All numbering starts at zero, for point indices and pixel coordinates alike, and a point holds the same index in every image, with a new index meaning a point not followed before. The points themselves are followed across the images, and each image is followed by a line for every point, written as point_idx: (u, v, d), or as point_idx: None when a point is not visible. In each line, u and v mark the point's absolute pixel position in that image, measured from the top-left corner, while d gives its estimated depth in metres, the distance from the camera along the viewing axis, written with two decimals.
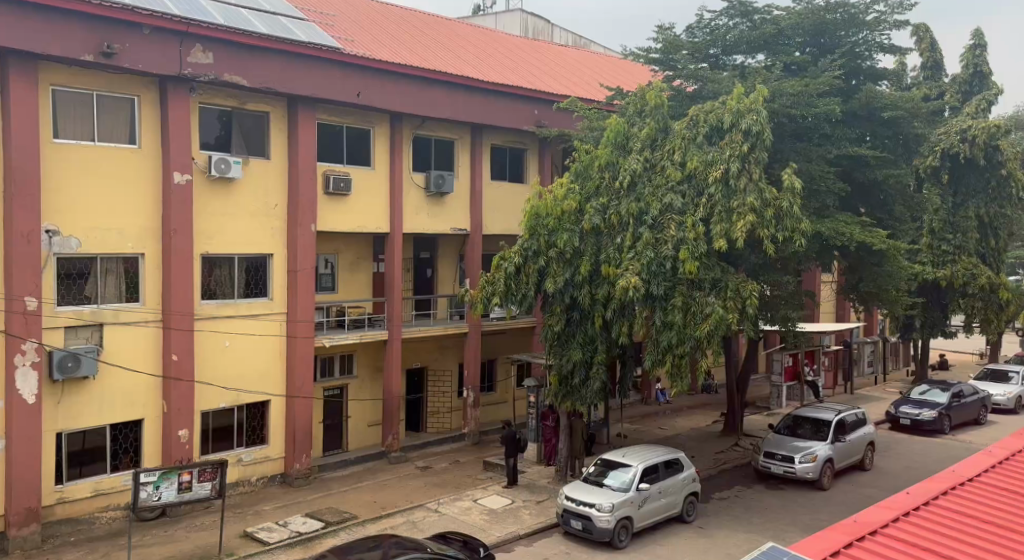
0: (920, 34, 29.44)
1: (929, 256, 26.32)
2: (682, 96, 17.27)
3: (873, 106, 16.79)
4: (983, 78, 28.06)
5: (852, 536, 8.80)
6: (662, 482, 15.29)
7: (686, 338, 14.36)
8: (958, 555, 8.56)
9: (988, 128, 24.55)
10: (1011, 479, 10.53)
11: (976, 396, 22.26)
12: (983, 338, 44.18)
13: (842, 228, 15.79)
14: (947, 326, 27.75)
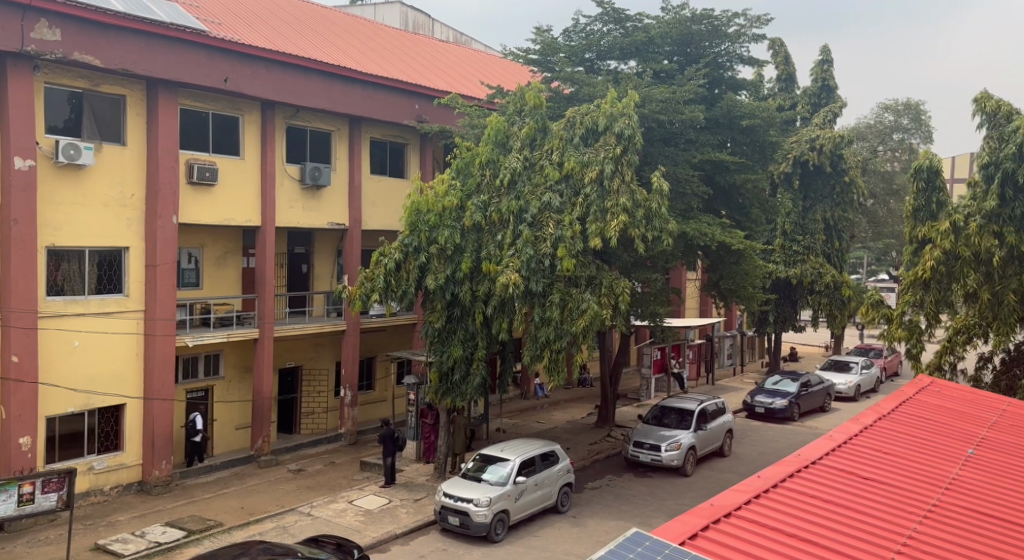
0: (776, 47, 31.86)
1: (782, 256, 28.48)
2: (559, 97, 18.19)
3: (732, 113, 17.91)
4: (831, 92, 31.01)
5: (709, 519, 8.90)
6: (539, 474, 15.60)
7: (563, 334, 14.68)
8: (806, 535, 8.73)
9: (834, 138, 27.67)
10: (858, 460, 10.94)
11: (822, 385, 24.30)
12: (828, 332, 48.28)
13: (705, 229, 16.66)
14: (798, 321, 29.57)
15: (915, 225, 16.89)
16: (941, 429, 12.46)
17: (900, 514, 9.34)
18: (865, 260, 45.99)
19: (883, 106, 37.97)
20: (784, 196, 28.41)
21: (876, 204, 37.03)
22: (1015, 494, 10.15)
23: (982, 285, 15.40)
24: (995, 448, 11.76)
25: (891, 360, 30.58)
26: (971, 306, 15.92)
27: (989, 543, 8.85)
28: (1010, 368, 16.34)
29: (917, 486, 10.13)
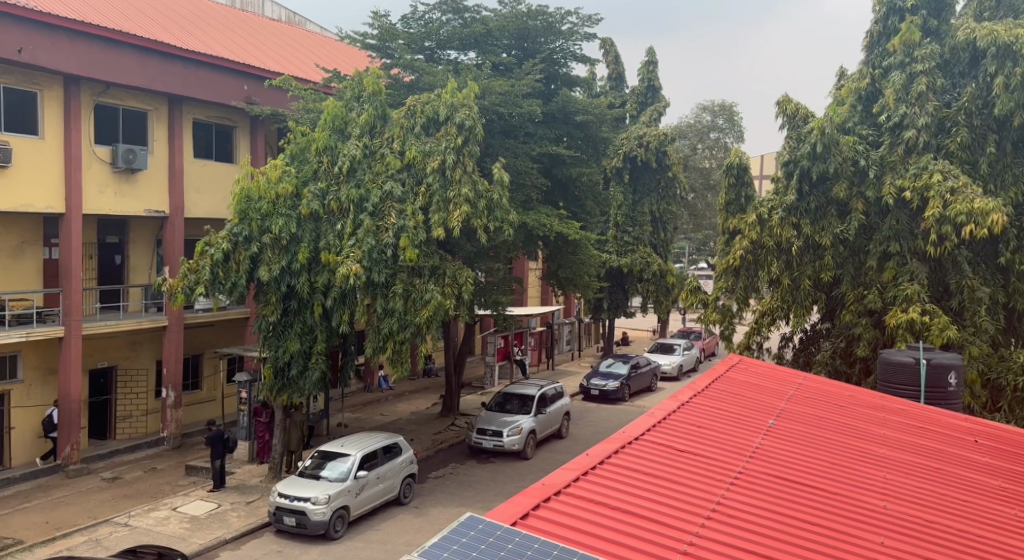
0: (607, 46, 33.50)
1: (615, 246, 30.35)
2: (399, 84, 18.59)
3: (567, 109, 20.22)
4: (656, 91, 33.15)
5: (541, 497, 8.13)
6: (381, 467, 15.30)
7: (406, 325, 14.61)
8: (633, 511, 8.03)
9: (659, 137, 29.91)
10: (685, 421, 10.47)
11: (650, 366, 26.29)
12: (655, 317, 51.48)
13: (544, 221, 18.36)
14: (629, 307, 31.49)
15: (726, 217, 18.21)
16: (758, 386, 12.34)
17: (722, 475, 8.90)
18: (687, 251, 49.38)
19: (701, 107, 42.39)
20: (617, 189, 30.50)
21: (696, 198, 41.74)
22: (826, 447, 10.01)
23: (783, 272, 16.64)
24: (816, 404, 11.70)
25: (710, 341, 33.22)
26: (775, 292, 16.85)
27: (808, 499, 8.52)
28: (807, 346, 17.78)
29: (739, 444, 9.80)
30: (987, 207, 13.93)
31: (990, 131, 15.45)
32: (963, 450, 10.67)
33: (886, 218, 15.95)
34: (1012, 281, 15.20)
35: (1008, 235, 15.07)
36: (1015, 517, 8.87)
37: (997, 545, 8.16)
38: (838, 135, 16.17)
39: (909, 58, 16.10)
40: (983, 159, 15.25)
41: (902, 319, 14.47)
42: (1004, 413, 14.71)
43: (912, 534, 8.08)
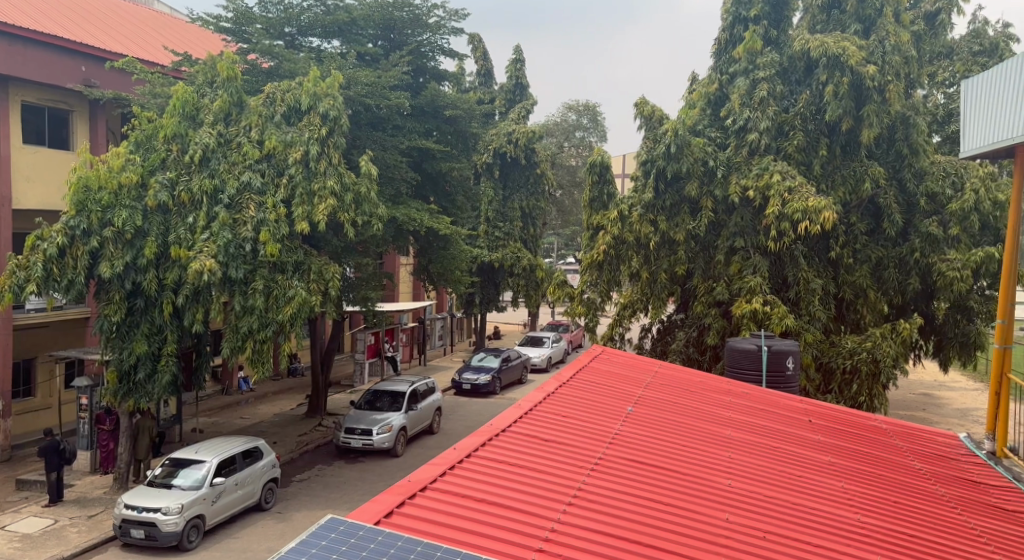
0: (474, 42, 33.46)
1: (485, 242, 30.32)
2: (256, 70, 17.72)
3: (436, 103, 20.05)
4: (524, 89, 33.41)
5: (406, 494, 7.81)
6: (240, 473, 14.51)
7: (268, 323, 13.94)
8: (498, 503, 7.84)
9: (527, 133, 30.32)
10: (544, 409, 10.35)
11: (520, 359, 26.41)
12: (525, 311, 52.01)
13: (413, 215, 18.09)
14: (500, 301, 31.59)
15: (591, 213, 18.77)
16: (618, 374, 12.48)
17: (581, 462, 8.84)
18: (555, 246, 50.23)
19: (566, 107, 43.17)
20: (487, 184, 30.48)
21: (563, 194, 42.33)
22: (678, 430, 10.17)
23: (642, 266, 17.92)
24: (673, 390, 11.92)
25: (577, 334, 33.92)
26: (635, 285, 18.27)
27: (663, 483, 8.59)
28: (664, 336, 18.96)
29: (598, 430, 9.78)
30: (819, 206, 15.64)
31: (822, 135, 17.95)
32: (799, 429, 11.16)
33: (732, 215, 17.66)
34: (842, 273, 17.72)
35: (837, 233, 17.69)
36: (845, 490, 9.33)
37: (831, 517, 8.53)
38: (689, 137, 17.64)
39: (751, 64, 18.33)
40: (815, 161, 17.70)
41: (746, 309, 16.06)
42: (833, 394, 16.71)
43: (758, 511, 8.30)
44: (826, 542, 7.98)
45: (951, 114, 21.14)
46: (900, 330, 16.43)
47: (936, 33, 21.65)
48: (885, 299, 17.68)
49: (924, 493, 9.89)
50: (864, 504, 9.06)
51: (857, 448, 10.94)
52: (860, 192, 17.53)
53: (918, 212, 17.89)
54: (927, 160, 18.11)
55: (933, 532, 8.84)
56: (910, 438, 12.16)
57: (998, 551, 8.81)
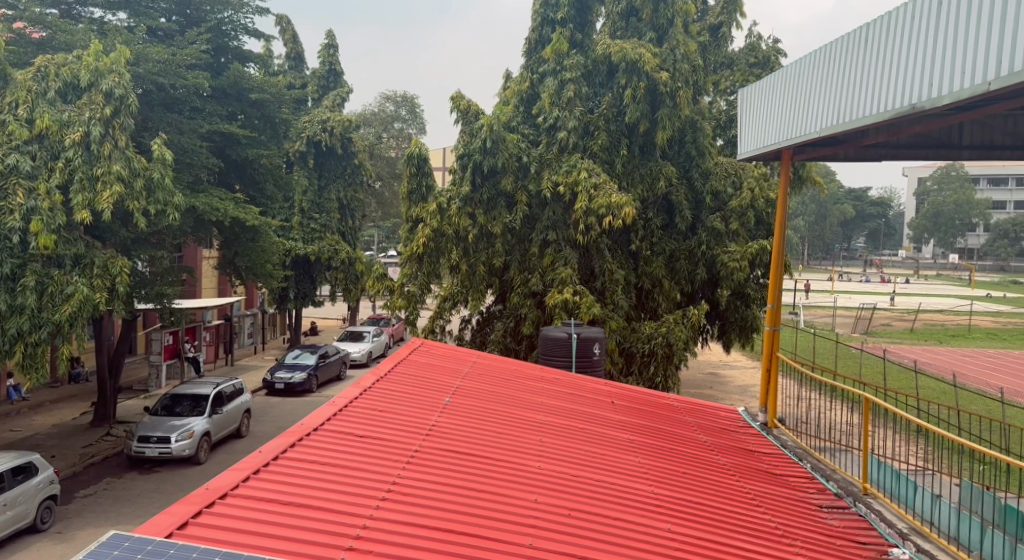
0: (283, 24, 31.95)
1: (299, 233, 29.06)
2: (25, 40, 15.79)
3: (240, 85, 18.88)
4: (337, 76, 32.36)
5: (204, 502, 7.05)
6: (9, 492, 12.84)
7: (41, 324, 12.42)
8: (305, 503, 7.25)
9: (343, 122, 29.28)
10: (355, 402, 9.78)
11: (338, 355, 25.57)
12: (343, 305, 50.55)
13: (215, 204, 16.88)
14: (315, 296, 30.48)
15: (409, 206, 18.31)
16: (432, 365, 12.12)
17: (393, 453, 8.41)
18: (375, 239, 49.37)
19: (383, 97, 42.38)
20: (299, 173, 29.13)
21: (383, 186, 41.51)
22: (489, 417, 9.97)
23: (461, 259, 17.69)
24: (486, 378, 11.74)
25: (398, 327, 33.47)
26: (454, 277, 18.07)
27: (476, 470, 8.35)
28: (483, 326, 18.99)
29: (412, 421, 9.38)
30: (621, 201, 16.07)
31: (623, 136, 18.51)
32: (604, 410, 11.34)
33: (545, 209, 17.93)
34: (640, 265, 18.55)
35: (637, 227, 18.50)
36: (645, 464, 9.56)
37: (633, 490, 8.68)
38: (504, 133, 17.73)
39: (559, 65, 18.59)
40: (617, 160, 18.25)
41: (558, 299, 16.30)
42: (634, 375, 17.51)
43: (567, 491, 8.26)
44: (631, 515, 8.07)
45: (731, 120, 22.59)
46: (690, 316, 17.38)
47: (718, 44, 22.96)
48: (680, 288, 18.66)
49: (715, 466, 10.34)
50: (662, 477, 9.30)
51: (655, 426, 11.28)
52: (655, 191, 18.36)
53: (704, 209, 18.94)
54: (712, 161, 19.20)
55: (725, 500, 9.22)
56: (698, 414, 12.77)
57: (770, 510, 9.34)
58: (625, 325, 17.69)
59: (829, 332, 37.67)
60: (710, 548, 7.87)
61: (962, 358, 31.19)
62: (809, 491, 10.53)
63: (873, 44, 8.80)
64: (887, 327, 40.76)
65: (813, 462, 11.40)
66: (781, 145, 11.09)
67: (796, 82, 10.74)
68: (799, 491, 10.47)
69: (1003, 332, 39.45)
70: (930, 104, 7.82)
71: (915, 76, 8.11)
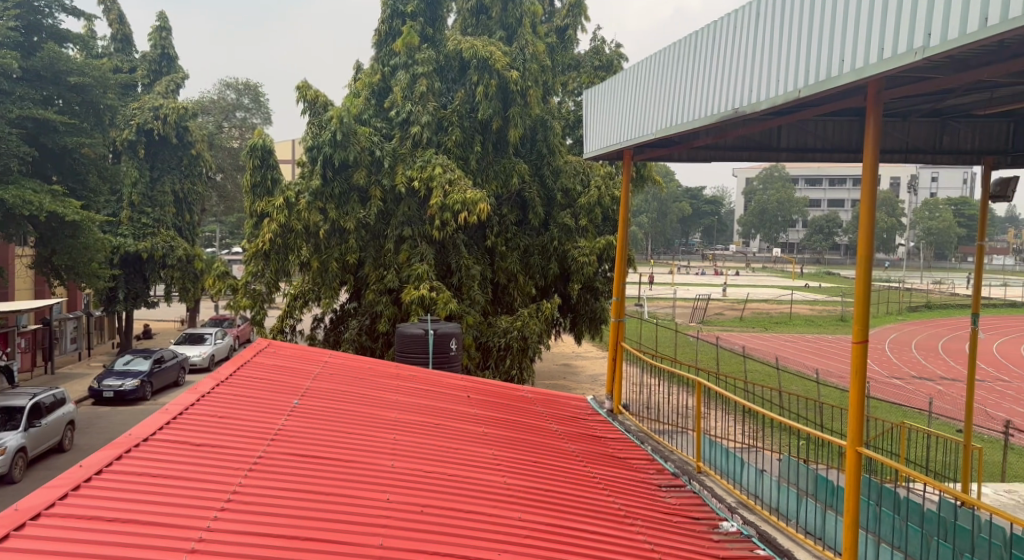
0: (107, 2, 30.00)
1: (129, 229, 27.39)
2: None
3: (57, 67, 17.61)
4: (170, 60, 30.70)
5: (12, 525, 6.40)
6: None
7: None
8: (134, 516, 6.77)
9: (178, 110, 27.68)
10: (195, 407, 9.26)
11: (175, 360, 24.33)
12: (182, 306, 48.14)
13: (28, 198, 15.63)
14: (149, 296, 28.94)
15: (253, 200, 17.63)
16: (281, 367, 11.61)
17: (234, 458, 8.05)
18: (216, 236, 47.45)
19: (223, 84, 40.61)
20: (129, 164, 27.35)
21: (224, 179, 39.90)
22: (338, 417, 9.72)
23: (312, 255, 17.31)
24: (337, 378, 11.45)
25: (243, 328, 32.26)
26: (306, 274, 17.69)
27: (326, 472, 8.13)
28: (338, 325, 18.68)
29: (255, 424, 9.02)
30: (475, 198, 16.18)
31: (476, 132, 18.61)
32: (457, 405, 11.36)
33: (400, 205, 17.80)
34: (497, 261, 18.72)
35: (492, 223, 18.67)
36: (497, 456, 9.65)
37: (485, 482, 8.74)
38: (355, 127, 17.37)
39: (411, 59, 18.50)
40: (472, 156, 18.31)
41: (414, 295, 16.18)
42: (491, 369, 17.70)
43: (416, 488, 8.20)
44: (481, 506, 8.11)
45: (579, 119, 23.20)
46: (543, 309, 17.84)
47: (565, 46, 23.62)
48: (534, 282, 19.00)
49: (562, 453, 10.59)
50: (512, 468, 9.40)
51: (505, 417, 11.42)
52: (509, 187, 18.62)
53: (556, 206, 19.40)
54: (561, 160, 19.69)
55: (572, 485, 9.45)
56: (549, 404, 13.03)
57: (613, 492, 9.65)
58: (482, 320, 17.83)
59: (668, 322, 39.62)
60: (558, 532, 8.03)
61: (786, 343, 33.60)
62: (648, 472, 11.00)
63: (705, 47, 9.34)
64: (721, 316, 43.35)
65: (654, 445, 11.92)
66: (623, 144, 11.54)
67: (638, 82, 11.16)
68: (640, 472, 10.91)
69: (821, 319, 42.90)
70: (749, 109, 8.39)
71: (739, 80, 8.65)
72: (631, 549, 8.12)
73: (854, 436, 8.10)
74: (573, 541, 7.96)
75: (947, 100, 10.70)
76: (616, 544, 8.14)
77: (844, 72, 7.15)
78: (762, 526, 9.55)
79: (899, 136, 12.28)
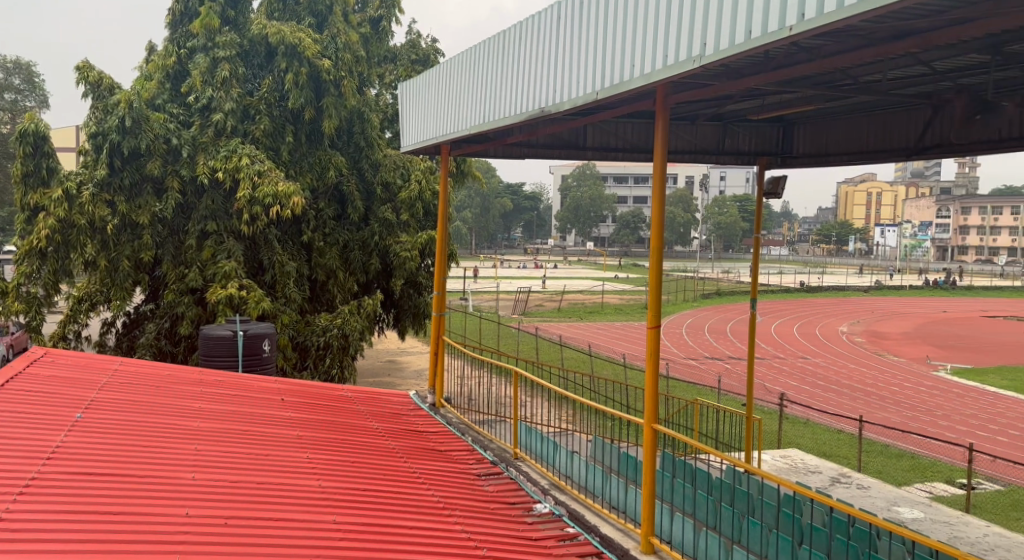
0: None
1: None
2: None
3: None
4: None
5: None
6: None
7: None
8: None
9: None
10: None
11: None
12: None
13: None
14: None
15: (25, 191, 16.12)
16: (65, 379, 10.72)
17: (10, 478, 7.48)
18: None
19: None
20: None
21: None
22: (136, 429, 9.23)
23: (99, 254, 16.16)
24: (135, 386, 10.86)
25: (21, 336, 29.74)
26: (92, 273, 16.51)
27: (119, 487, 7.72)
28: (131, 330, 17.88)
29: (41, 439, 8.43)
30: (288, 191, 16.02)
31: (287, 122, 18.28)
32: (269, 409, 11.13)
33: (201, 197, 17.16)
34: (314, 257, 18.48)
35: (308, 218, 18.34)
36: (310, 460, 9.56)
37: (297, 488, 8.65)
38: (147, 112, 16.51)
39: (211, 42, 17.95)
40: (284, 146, 17.88)
41: (221, 295, 15.58)
42: (309, 370, 17.42)
43: (224, 496, 8.02)
44: (290, 512, 8.04)
45: (396, 112, 23.21)
46: (365, 306, 17.88)
47: (380, 37, 23.61)
48: (355, 278, 19.02)
49: (380, 451, 10.66)
50: (328, 471, 9.39)
51: (322, 418, 11.36)
52: (326, 180, 18.41)
53: (375, 201, 19.47)
54: (380, 152, 19.81)
55: (389, 483, 9.54)
56: (370, 402, 13.07)
57: (432, 486, 9.87)
58: (299, 319, 17.59)
59: (488, 314, 40.40)
60: (372, 531, 8.08)
61: (598, 331, 35.28)
62: (468, 462, 11.33)
63: (513, 47, 9.75)
64: (539, 308, 44.80)
65: (474, 436, 12.32)
66: (437, 140, 11.80)
67: (450, 79, 11.45)
68: (459, 463, 11.20)
69: (629, 307, 45.41)
70: (553, 108, 8.86)
71: (545, 80, 9.09)
72: (446, 540, 8.33)
73: (650, 414, 8.82)
74: (387, 538, 8.05)
75: (727, 106, 11.76)
76: (433, 537, 8.33)
77: (635, 76, 7.74)
78: (572, 506, 10.11)
79: (688, 138, 13.36)
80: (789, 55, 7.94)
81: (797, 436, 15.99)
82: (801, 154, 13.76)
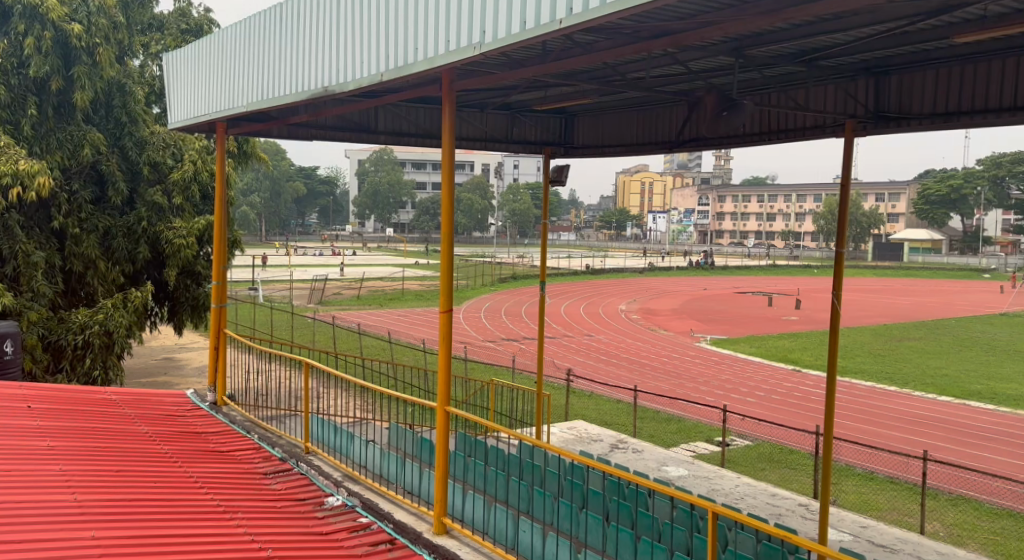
0: None
1: None
2: None
3: None
4: None
5: None
6: None
7: None
8: None
9: None
10: None
11: None
12: None
13: None
14: None
15: None
16: None
17: None
18: None
19: None
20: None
21: None
22: None
23: None
24: None
25: None
26: None
27: None
28: None
29: None
30: (31, 169, 14.92)
31: (29, 93, 16.73)
32: (17, 420, 10.19)
33: None
34: (69, 245, 16.99)
35: (59, 201, 16.77)
36: (65, 473, 8.86)
37: (49, 506, 8.01)
38: None
39: None
40: (24, 120, 16.49)
41: None
42: (64, 373, 16.22)
43: None
44: (40, 534, 7.41)
45: (164, 86, 21.88)
46: (132, 300, 17.02)
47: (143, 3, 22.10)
48: (118, 268, 17.93)
49: (149, 456, 10.10)
50: (88, 483, 8.74)
51: (82, 427, 10.59)
52: (80, 158, 17.09)
53: (142, 181, 18.53)
54: (147, 130, 18.77)
55: (159, 490, 9.06)
56: (140, 404, 12.40)
57: (211, 489, 9.52)
58: (50, 316, 16.30)
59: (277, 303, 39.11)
60: (141, 543, 7.67)
61: (395, 317, 35.38)
62: (253, 462, 11.09)
63: (292, 23, 9.63)
64: (335, 296, 44.08)
65: (261, 433, 12.14)
66: (211, 116, 11.37)
67: (223, 55, 11.06)
68: (243, 463, 10.95)
69: (425, 293, 45.76)
70: (338, 87, 8.87)
71: (326, 58, 9.07)
72: (225, 543, 8.07)
73: (443, 396, 9.13)
74: (158, 548, 7.68)
75: (511, 96, 12.32)
76: (212, 541, 8.05)
77: (419, 60, 7.92)
78: (366, 495, 10.22)
79: (478, 126, 13.76)
80: (565, 50, 8.52)
81: (578, 408, 16.99)
82: (581, 144, 14.73)
